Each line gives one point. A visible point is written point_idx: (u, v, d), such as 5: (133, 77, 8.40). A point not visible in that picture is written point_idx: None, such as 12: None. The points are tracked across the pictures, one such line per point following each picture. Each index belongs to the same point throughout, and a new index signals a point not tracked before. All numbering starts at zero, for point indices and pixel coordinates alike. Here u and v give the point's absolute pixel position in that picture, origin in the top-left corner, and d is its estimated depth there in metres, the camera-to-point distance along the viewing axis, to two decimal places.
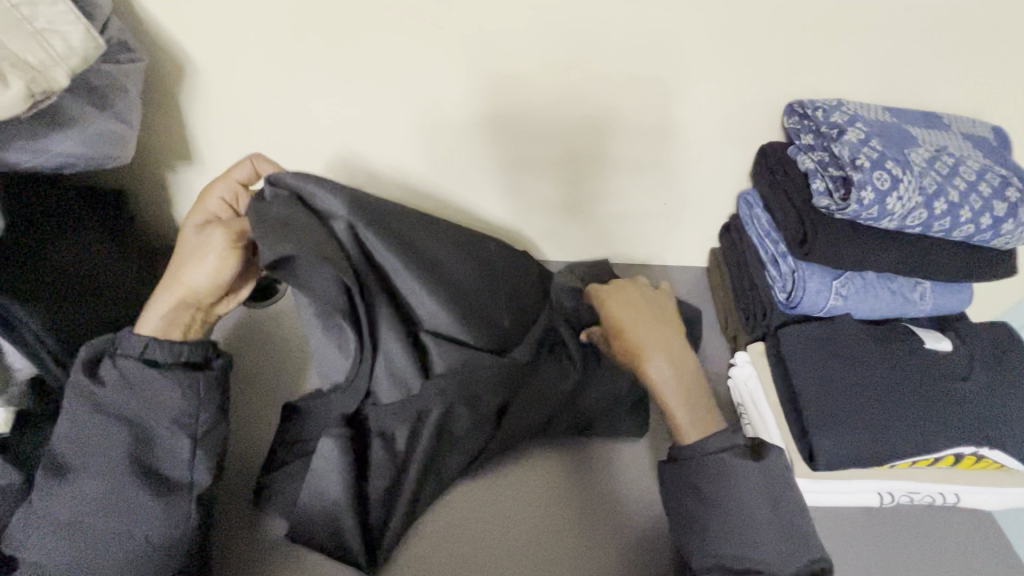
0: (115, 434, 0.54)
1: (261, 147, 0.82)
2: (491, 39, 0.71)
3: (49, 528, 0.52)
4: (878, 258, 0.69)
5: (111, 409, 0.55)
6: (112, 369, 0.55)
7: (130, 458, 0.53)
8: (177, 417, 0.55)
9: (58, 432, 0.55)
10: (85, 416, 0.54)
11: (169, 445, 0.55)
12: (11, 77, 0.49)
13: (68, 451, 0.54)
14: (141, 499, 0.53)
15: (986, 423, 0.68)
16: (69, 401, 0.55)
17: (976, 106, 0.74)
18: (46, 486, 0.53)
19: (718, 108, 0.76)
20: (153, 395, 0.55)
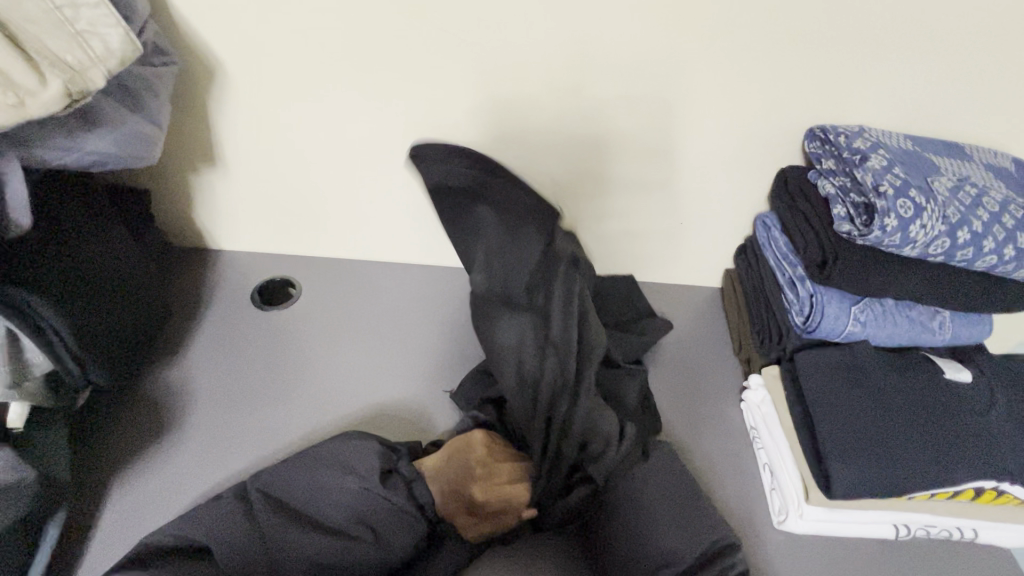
0: (347, 514, 0.61)
1: (286, 155, 0.83)
2: (517, 57, 0.72)
3: (237, 535, 0.57)
4: (899, 285, 0.68)
5: (347, 502, 0.62)
6: (401, 482, 0.65)
7: (336, 539, 0.59)
8: (387, 541, 0.61)
9: (289, 481, 0.63)
10: (346, 488, 0.63)
11: (358, 554, 0.59)
12: (50, 76, 0.51)
13: (309, 499, 0.62)
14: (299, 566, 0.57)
15: (1007, 457, 0.67)
16: (354, 465, 0.65)
17: (998, 136, 0.74)
18: (230, 515, 0.59)
19: (739, 133, 0.76)
20: (393, 529, 0.61)
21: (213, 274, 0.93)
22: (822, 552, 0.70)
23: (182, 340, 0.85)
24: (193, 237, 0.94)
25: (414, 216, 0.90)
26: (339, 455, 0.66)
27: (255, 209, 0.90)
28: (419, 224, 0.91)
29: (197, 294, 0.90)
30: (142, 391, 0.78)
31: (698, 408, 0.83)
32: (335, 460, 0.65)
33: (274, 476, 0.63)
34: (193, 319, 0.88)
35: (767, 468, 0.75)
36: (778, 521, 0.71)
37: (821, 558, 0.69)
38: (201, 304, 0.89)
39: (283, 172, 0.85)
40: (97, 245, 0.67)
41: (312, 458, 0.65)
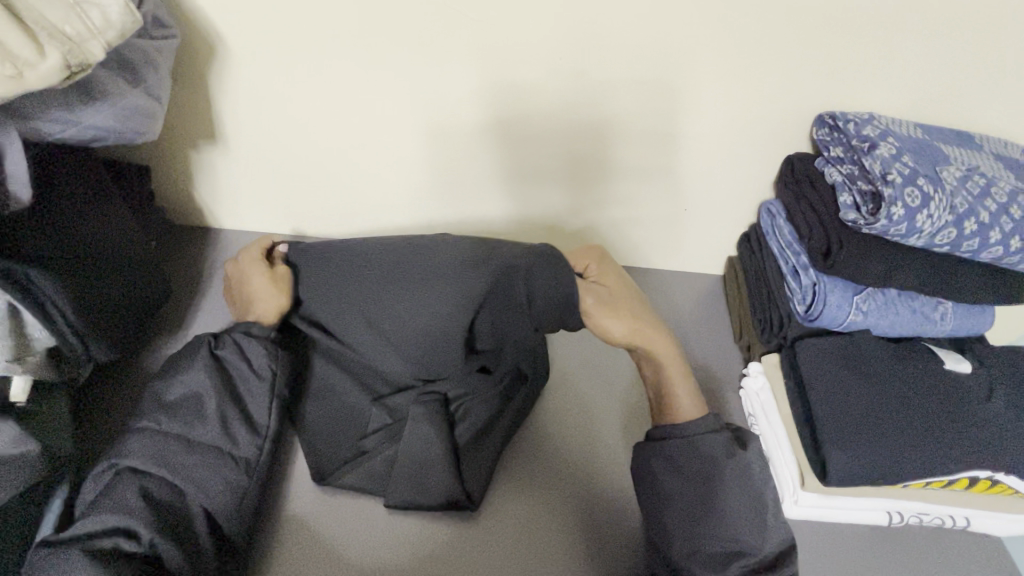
0: (211, 380, 0.63)
1: (286, 132, 0.82)
2: (522, 34, 0.70)
3: (154, 452, 0.59)
4: (904, 275, 0.68)
5: (207, 375, 0.63)
6: (234, 339, 0.66)
7: (223, 400, 0.62)
8: (265, 369, 0.65)
9: (201, 414, 0.61)
10: (199, 364, 0.63)
11: (254, 394, 0.64)
12: (48, 47, 0.50)
13: (176, 390, 0.63)
14: (214, 434, 0.61)
15: (1002, 447, 0.68)
16: (191, 355, 0.64)
17: (1011, 126, 0.73)
18: (143, 446, 0.59)
19: (746, 119, 0.75)
20: (263, 362, 0.65)
21: (213, 252, 0.92)
22: (816, 538, 0.71)
23: (182, 317, 0.85)
24: (193, 215, 0.94)
25: (415, 197, 0.89)
26: (247, 365, 0.65)
27: (256, 188, 0.89)
28: (419, 206, 0.90)
29: (197, 272, 0.90)
30: (142, 367, 0.79)
31: (697, 394, 0.82)
32: (253, 362, 0.65)
33: (188, 409, 0.62)
34: (193, 296, 0.87)
35: (764, 455, 0.76)
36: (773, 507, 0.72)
37: (814, 544, 0.70)
38: (201, 282, 0.89)
39: (284, 149, 0.84)
40: (95, 221, 0.66)
41: (218, 381, 0.63)
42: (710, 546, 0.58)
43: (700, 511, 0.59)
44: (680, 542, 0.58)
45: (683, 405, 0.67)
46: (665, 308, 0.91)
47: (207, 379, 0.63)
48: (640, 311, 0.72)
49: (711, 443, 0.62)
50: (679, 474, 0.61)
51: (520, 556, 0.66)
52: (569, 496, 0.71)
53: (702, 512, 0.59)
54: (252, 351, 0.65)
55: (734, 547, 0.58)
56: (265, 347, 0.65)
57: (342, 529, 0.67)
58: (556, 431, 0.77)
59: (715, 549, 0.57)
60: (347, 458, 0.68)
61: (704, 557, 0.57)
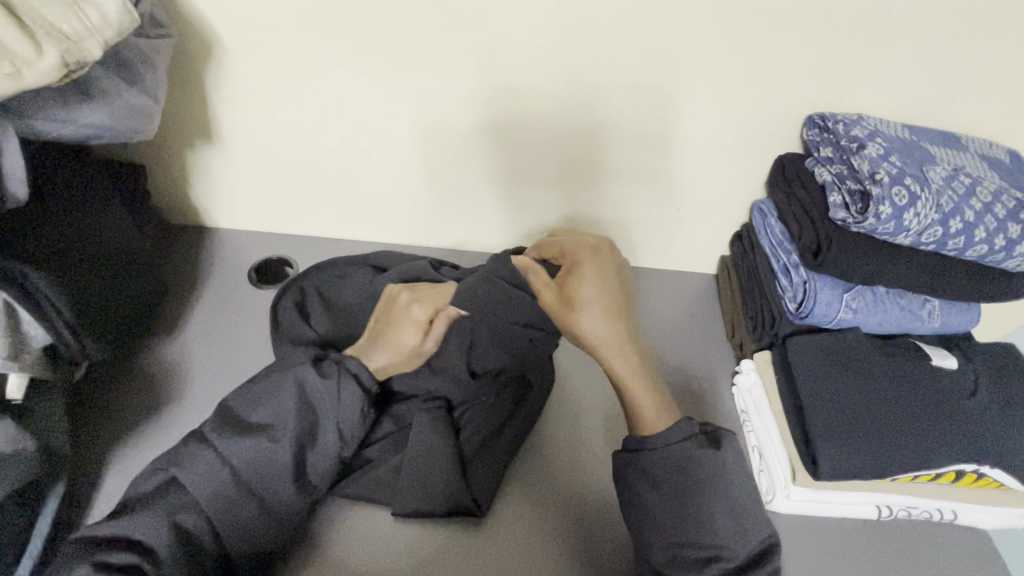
0: (299, 417, 0.58)
1: (283, 132, 0.82)
2: (518, 36, 0.71)
3: (216, 476, 0.55)
4: (891, 273, 0.70)
5: (295, 408, 0.58)
6: (333, 367, 0.60)
7: (302, 442, 0.58)
8: (343, 427, 0.59)
9: (273, 443, 0.56)
10: (290, 394, 0.59)
11: (325, 442, 0.59)
12: (46, 45, 0.50)
13: (257, 412, 0.58)
14: (286, 478, 0.56)
15: (988, 442, 0.69)
16: (281, 372, 0.60)
17: (995, 128, 0.75)
18: (203, 468, 0.55)
19: (738, 121, 0.76)
20: (347, 413, 0.59)
21: (210, 252, 0.92)
22: (807, 532, 0.72)
23: (178, 316, 0.85)
24: (189, 214, 0.94)
25: (412, 197, 0.89)
26: (331, 407, 0.59)
27: (252, 188, 0.89)
28: (416, 206, 0.90)
29: (193, 271, 0.90)
30: (138, 366, 0.78)
31: (690, 392, 0.83)
32: (336, 414, 0.59)
33: (259, 440, 0.56)
34: (189, 296, 0.87)
35: (756, 451, 0.77)
36: (765, 502, 0.73)
37: (806, 537, 0.71)
38: (197, 281, 0.89)
39: (280, 149, 0.84)
40: (92, 220, 0.66)
41: (303, 422, 0.58)
42: (688, 553, 0.55)
43: (677, 518, 0.56)
44: (661, 550, 0.56)
45: (646, 417, 0.60)
46: (658, 307, 0.92)
47: (293, 416, 0.58)
48: (615, 313, 0.61)
49: (681, 450, 0.57)
50: (653, 482, 0.58)
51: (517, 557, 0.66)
52: (574, 501, 0.72)
53: (677, 519, 0.56)
54: (348, 398, 0.59)
55: (720, 554, 0.54)
56: (360, 406, 0.60)
57: (340, 532, 0.67)
58: (558, 441, 0.77)
59: (697, 555, 0.54)
60: (353, 472, 0.68)
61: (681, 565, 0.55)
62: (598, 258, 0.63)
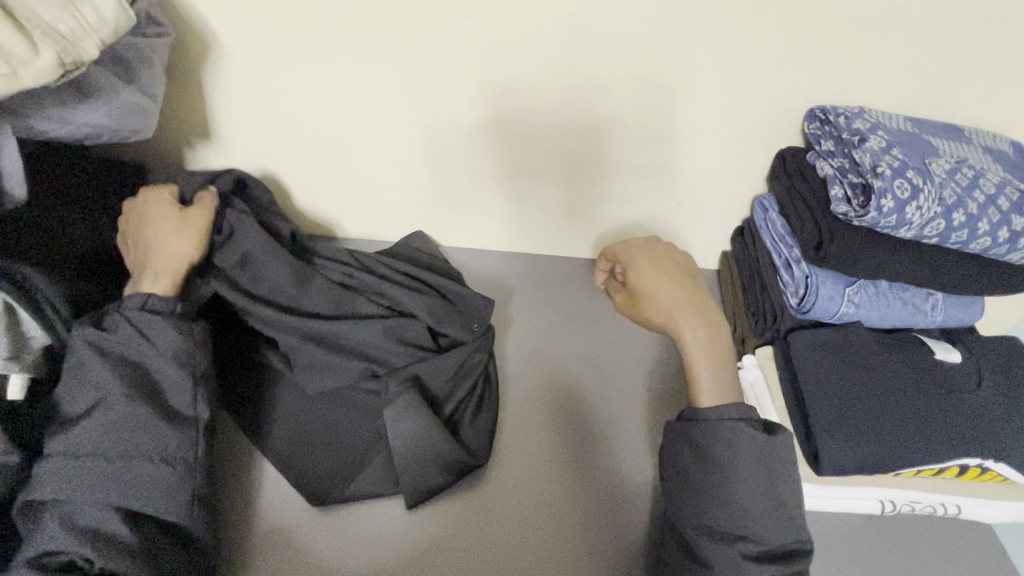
0: (119, 374, 0.59)
1: (280, 130, 0.82)
2: (515, 30, 0.70)
3: (77, 475, 0.55)
4: (895, 267, 0.69)
5: (111, 373, 0.58)
6: (122, 320, 0.61)
7: (136, 391, 0.59)
8: (177, 354, 0.62)
9: (111, 408, 0.57)
10: (94, 366, 0.58)
11: (172, 380, 0.61)
12: (42, 45, 0.50)
13: (75, 405, 0.57)
14: (152, 424, 0.58)
15: (992, 435, 0.69)
16: (73, 361, 0.59)
17: (998, 120, 0.74)
18: (60, 479, 0.54)
19: (737, 114, 0.76)
20: (165, 341, 0.61)
21: None
22: (810, 528, 0.71)
23: None
24: None
25: (410, 194, 0.89)
26: (151, 350, 0.61)
27: None
28: (413, 203, 0.90)
29: None
30: None
31: None
32: (155, 348, 0.61)
33: (94, 416, 0.57)
34: None
35: None
36: None
37: (810, 533, 0.71)
38: None
39: (278, 147, 0.84)
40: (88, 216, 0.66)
41: (126, 378, 0.59)
42: (721, 526, 0.59)
43: (711, 492, 0.60)
44: (700, 520, 0.60)
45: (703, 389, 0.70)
46: None
47: (110, 377, 0.58)
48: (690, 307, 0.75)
49: (733, 426, 0.62)
50: (699, 454, 0.62)
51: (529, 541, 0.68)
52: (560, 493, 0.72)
53: (716, 493, 0.60)
54: (155, 328, 0.61)
55: (750, 534, 0.59)
56: (171, 326, 0.62)
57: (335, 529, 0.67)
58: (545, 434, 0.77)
59: (712, 523, 0.59)
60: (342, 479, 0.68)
61: (717, 536, 0.59)
62: (632, 246, 0.80)
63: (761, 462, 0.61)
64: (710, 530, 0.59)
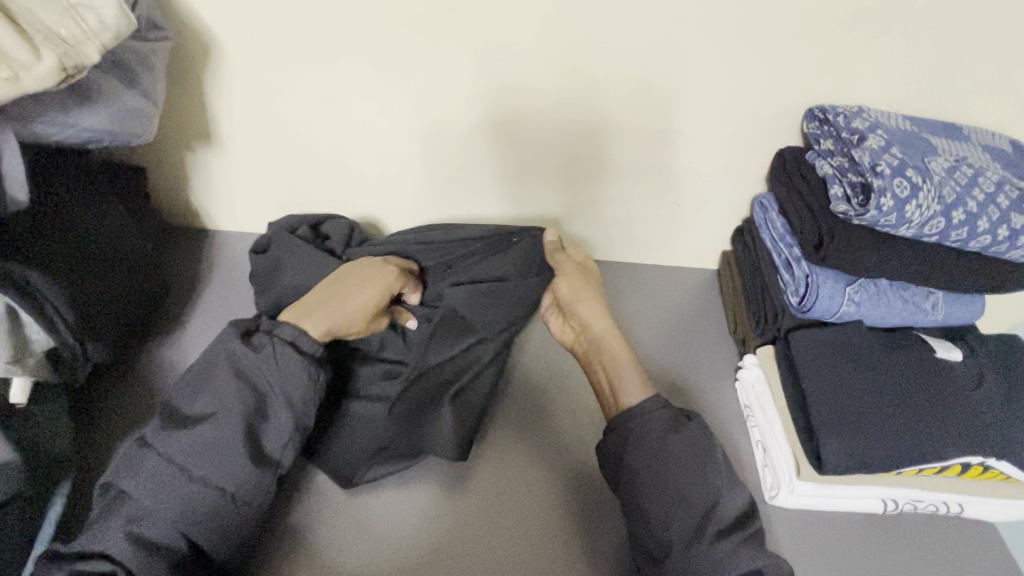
0: (243, 396, 0.58)
1: (281, 133, 0.82)
2: (514, 33, 0.71)
3: (155, 479, 0.55)
4: (895, 266, 0.69)
5: (232, 392, 0.58)
6: (267, 340, 0.60)
7: (247, 421, 0.58)
8: (295, 397, 0.59)
9: (218, 426, 0.57)
10: (225, 379, 0.59)
11: (277, 419, 0.59)
12: (43, 50, 0.50)
13: (191, 406, 0.59)
14: (239, 458, 0.56)
15: (994, 433, 0.69)
16: (216, 360, 0.60)
17: (997, 118, 0.74)
18: (143, 476, 0.55)
19: (736, 114, 0.76)
20: (287, 380, 0.60)
21: (210, 253, 0.93)
22: (813, 528, 0.71)
23: (178, 318, 0.85)
24: (189, 217, 0.94)
25: (411, 196, 0.89)
26: (275, 376, 0.59)
27: (252, 190, 0.89)
28: (414, 205, 0.90)
29: (193, 273, 0.90)
30: (137, 369, 0.78)
31: (692, 388, 0.83)
32: (280, 384, 0.59)
33: (206, 426, 0.57)
34: (190, 298, 0.88)
35: (760, 446, 0.76)
36: (769, 496, 0.73)
37: (812, 533, 0.71)
38: (198, 283, 0.89)
39: (279, 150, 0.84)
40: (93, 220, 0.67)
41: (248, 402, 0.58)
42: (710, 519, 0.60)
43: (678, 484, 0.61)
44: (676, 512, 0.60)
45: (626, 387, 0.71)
46: (658, 304, 0.92)
47: (232, 399, 0.58)
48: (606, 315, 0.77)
49: (652, 417, 0.65)
50: (648, 446, 0.63)
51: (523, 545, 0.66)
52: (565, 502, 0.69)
53: (681, 485, 0.61)
54: (288, 361, 0.60)
55: (711, 510, 0.60)
56: (303, 365, 0.60)
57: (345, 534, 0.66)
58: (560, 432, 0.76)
59: (696, 517, 0.60)
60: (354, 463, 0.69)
61: (717, 534, 0.59)
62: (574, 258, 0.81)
63: (696, 451, 0.63)
64: (693, 519, 0.60)
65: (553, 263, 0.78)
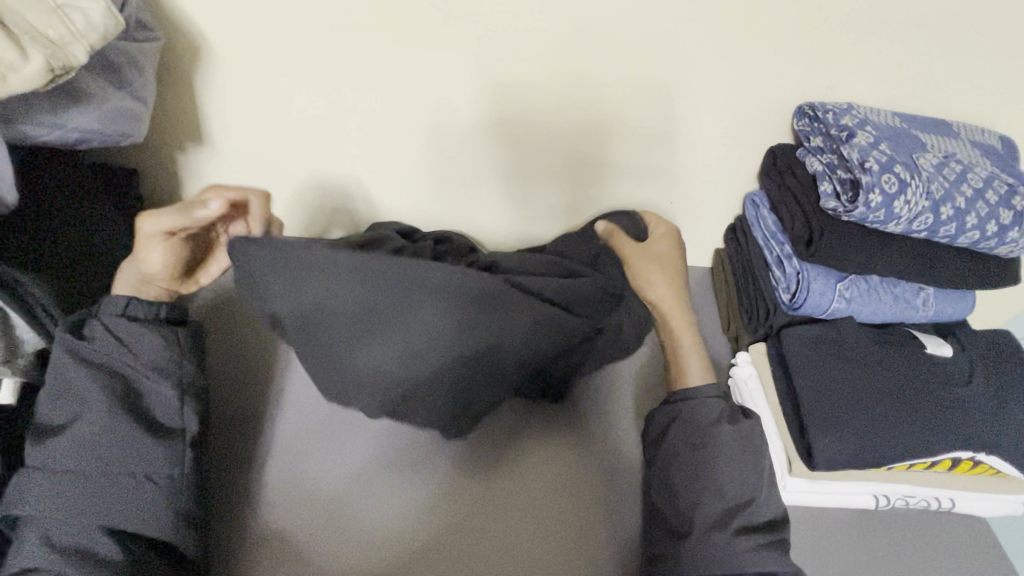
0: (104, 385, 0.58)
1: (272, 133, 0.82)
2: (504, 31, 0.71)
3: (58, 488, 0.54)
4: (885, 262, 0.69)
5: (96, 384, 0.58)
6: (98, 326, 0.60)
7: (125, 405, 0.58)
8: (160, 367, 0.61)
9: (93, 420, 0.56)
10: (76, 373, 0.58)
11: (155, 393, 0.61)
12: (31, 51, 0.50)
13: (54, 415, 0.57)
14: (135, 441, 0.57)
15: (984, 429, 0.69)
16: (55, 361, 0.58)
17: (986, 115, 0.74)
18: (38, 492, 0.54)
19: (727, 112, 0.76)
20: (148, 353, 0.61)
21: None
22: (804, 525, 0.71)
23: None
24: None
25: (404, 196, 0.89)
26: (130, 354, 0.60)
27: None
28: (407, 204, 0.90)
29: None
30: None
31: None
32: (139, 358, 0.61)
33: (78, 427, 0.56)
34: None
35: None
36: None
37: (803, 530, 0.71)
38: None
39: (270, 150, 0.84)
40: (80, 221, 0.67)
41: (111, 385, 0.58)
42: (735, 514, 0.60)
43: (707, 475, 0.62)
44: (697, 504, 0.61)
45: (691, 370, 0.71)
46: None
47: (90, 389, 0.57)
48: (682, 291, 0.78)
49: (708, 407, 0.65)
50: (688, 436, 0.64)
51: (527, 527, 0.67)
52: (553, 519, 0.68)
53: (708, 477, 0.62)
54: (138, 338, 0.61)
55: (740, 505, 0.60)
56: (157, 337, 0.62)
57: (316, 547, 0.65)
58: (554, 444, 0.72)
59: (722, 511, 0.60)
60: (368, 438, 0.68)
61: (746, 532, 0.59)
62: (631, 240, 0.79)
63: (742, 446, 0.63)
64: (717, 517, 0.60)
65: (616, 234, 0.80)
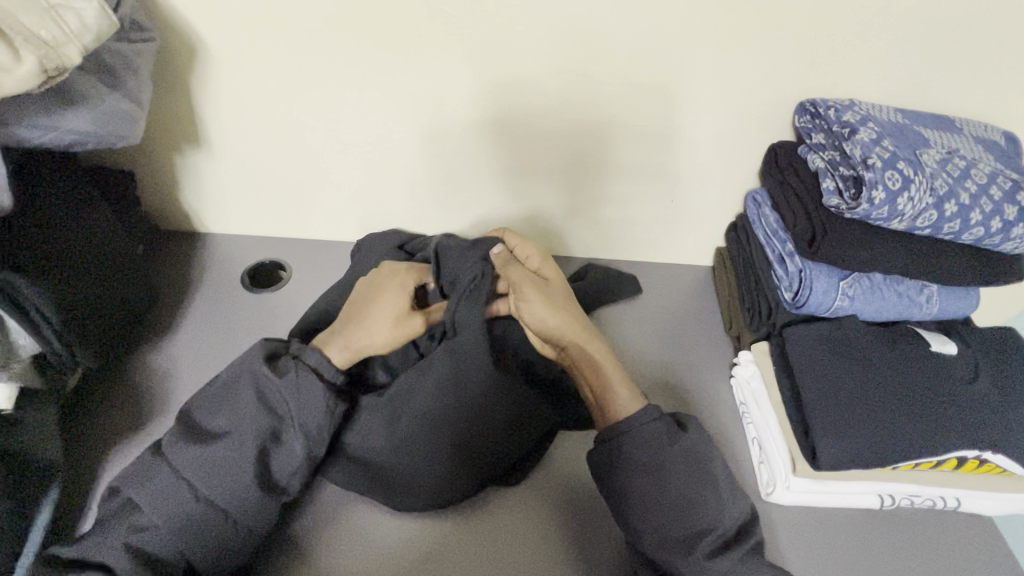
0: (260, 421, 0.59)
1: (271, 134, 0.82)
2: (503, 29, 0.70)
3: (164, 491, 0.55)
4: (888, 260, 0.69)
5: (248, 412, 0.59)
6: (291, 365, 0.61)
7: (261, 448, 0.58)
8: (309, 425, 0.60)
9: (231, 448, 0.57)
10: (246, 399, 0.59)
11: (289, 447, 0.60)
12: (24, 52, 0.50)
13: (205, 423, 0.59)
14: (249, 482, 0.57)
15: (990, 427, 0.68)
16: (240, 375, 0.61)
17: (989, 110, 0.74)
18: (148, 483, 0.56)
19: (728, 110, 0.76)
20: (305, 406, 0.60)
21: (201, 256, 0.92)
22: (809, 525, 0.71)
23: (169, 321, 0.85)
24: (179, 220, 0.93)
25: (403, 197, 0.89)
26: (291, 402, 0.60)
27: (244, 193, 0.89)
28: (407, 205, 0.90)
29: (184, 277, 0.90)
30: (129, 375, 0.78)
31: (687, 386, 0.82)
32: (299, 413, 0.60)
33: (218, 447, 0.57)
34: (182, 301, 0.87)
35: (755, 443, 0.76)
36: (765, 493, 0.72)
37: (808, 530, 0.70)
38: (189, 286, 0.89)
39: (269, 152, 0.84)
40: (78, 224, 0.67)
41: (269, 425, 0.59)
42: (707, 535, 0.57)
43: (663, 499, 0.59)
44: (661, 526, 0.58)
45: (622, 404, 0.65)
46: (653, 302, 0.91)
47: (253, 422, 0.58)
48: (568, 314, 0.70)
49: (654, 430, 0.61)
50: (638, 462, 0.60)
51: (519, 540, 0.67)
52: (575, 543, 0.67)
53: (667, 499, 0.59)
54: (308, 390, 0.60)
55: (712, 526, 0.58)
56: (324, 395, 0.61)
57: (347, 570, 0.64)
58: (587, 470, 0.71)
59: (691, 531, 0.58)
60: (388, 431, 0.67)
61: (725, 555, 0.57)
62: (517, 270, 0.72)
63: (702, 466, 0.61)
64: (685, 537, 0.57)
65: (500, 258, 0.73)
